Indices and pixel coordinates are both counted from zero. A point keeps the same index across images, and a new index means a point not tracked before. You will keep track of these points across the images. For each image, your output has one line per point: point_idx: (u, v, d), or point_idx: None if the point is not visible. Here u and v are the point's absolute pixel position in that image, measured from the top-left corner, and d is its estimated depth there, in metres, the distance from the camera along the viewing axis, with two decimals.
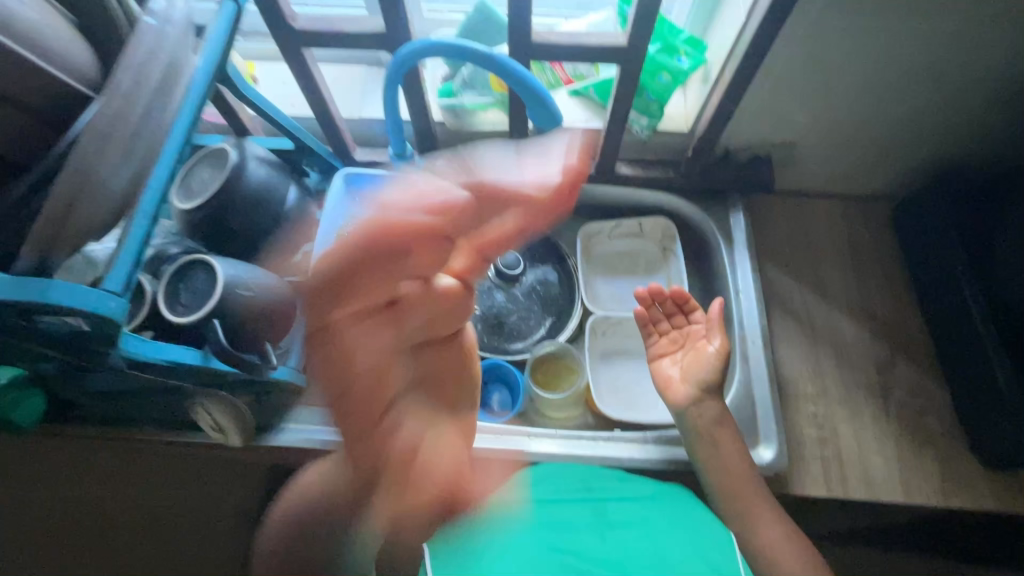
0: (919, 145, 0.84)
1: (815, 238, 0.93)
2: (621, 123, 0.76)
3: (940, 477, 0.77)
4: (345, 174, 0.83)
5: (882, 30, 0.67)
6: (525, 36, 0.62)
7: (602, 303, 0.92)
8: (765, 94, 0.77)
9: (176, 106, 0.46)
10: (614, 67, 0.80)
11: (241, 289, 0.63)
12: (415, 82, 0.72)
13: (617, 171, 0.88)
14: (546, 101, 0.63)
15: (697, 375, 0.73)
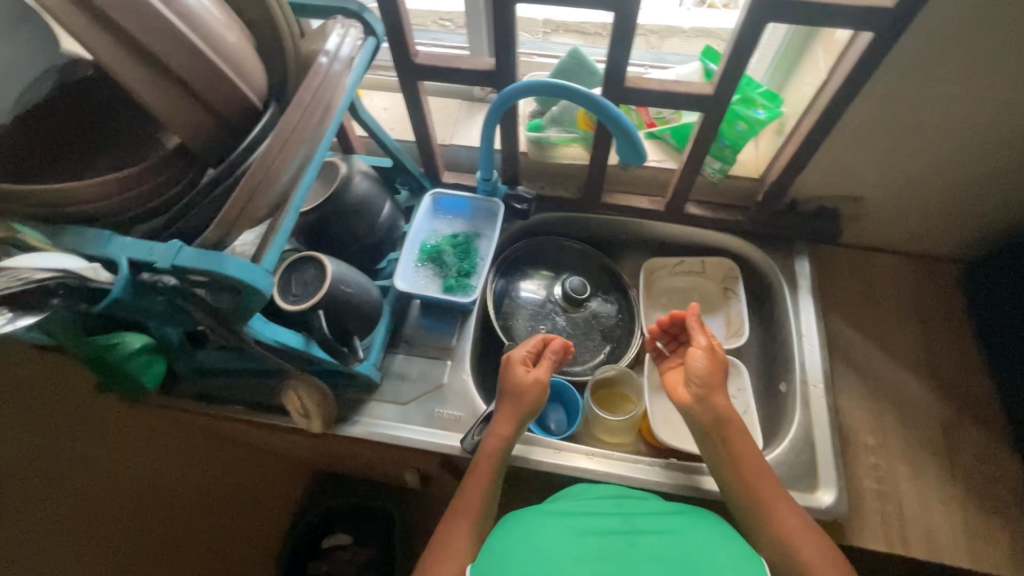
0: (995, 209, 0.85)
1: (880, 292, 0.94)
2: (697, 164, 0.81)
3: (1010, 549, 0.74)
4: (434, 195, 0.92)
5: (966, 96, 0.69)
6: (619, 81, 0.69)
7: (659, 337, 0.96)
8: (840, 147, 0.80)
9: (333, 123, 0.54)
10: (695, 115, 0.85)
11: (343, 286, 0.70)
12: (510, 116, 0.80)
13: (685, 211, 0.93)
14: (635, 139, 0.68)
15: (688, 372, 0.73)
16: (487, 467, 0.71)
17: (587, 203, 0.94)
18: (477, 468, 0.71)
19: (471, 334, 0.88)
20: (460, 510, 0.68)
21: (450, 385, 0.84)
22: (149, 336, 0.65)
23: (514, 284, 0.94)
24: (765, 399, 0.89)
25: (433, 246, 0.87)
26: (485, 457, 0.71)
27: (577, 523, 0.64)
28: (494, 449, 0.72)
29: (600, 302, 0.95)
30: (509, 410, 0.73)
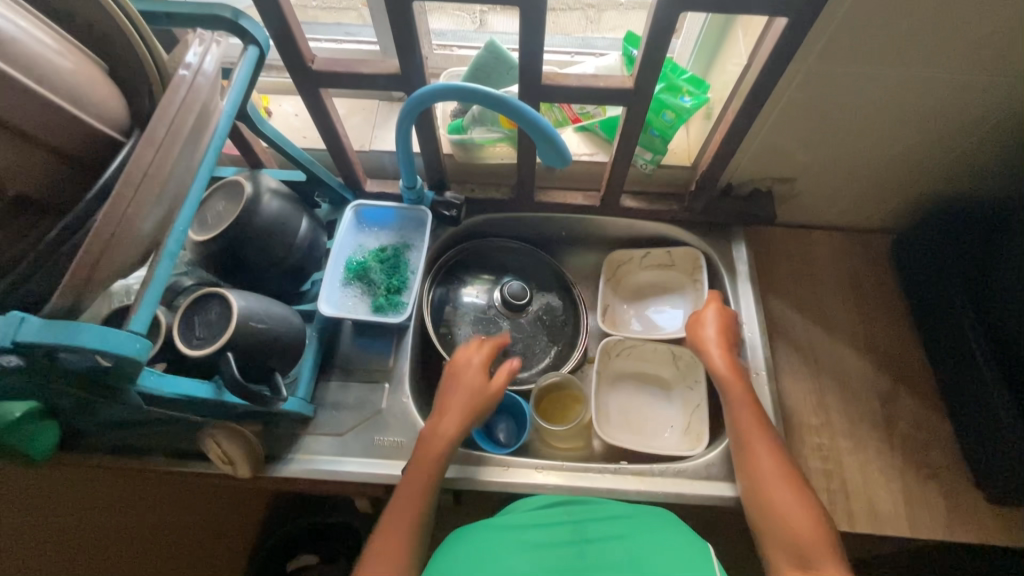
0: (918, 181, 0.86)
1: (816, 270, 0.95)
2: (626, 157, 0.78)
3: (947, 512, 0.76)
4: (356, 207, 0.85)
5: (882, 75, 0.69)
6: (535, 78, 0.64)
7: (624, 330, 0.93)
8: (766, 131, 0.79)
9: (203, 151, 0.48)
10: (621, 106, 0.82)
11: (254, 322, 0.64)
12: (427, 119, 0.74)
13: (621, 204, 0.90)
14: (555, 140, 0.64)
15: (690, 330, 0.81)
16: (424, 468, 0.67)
17: (520, 202, 0.90)
18: (413, 469, 0.68)
19: (409, 351, 0.84)
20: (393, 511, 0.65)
21: (390, 410, 0.79)
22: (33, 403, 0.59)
23: (453, 291, 0.90)
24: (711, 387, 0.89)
25: (358, 263, 0.82)
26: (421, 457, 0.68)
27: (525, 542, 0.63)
28: (438, 450, 0.68)
29: (540, 299, 0.92)
30: (455, 413, 0.71)
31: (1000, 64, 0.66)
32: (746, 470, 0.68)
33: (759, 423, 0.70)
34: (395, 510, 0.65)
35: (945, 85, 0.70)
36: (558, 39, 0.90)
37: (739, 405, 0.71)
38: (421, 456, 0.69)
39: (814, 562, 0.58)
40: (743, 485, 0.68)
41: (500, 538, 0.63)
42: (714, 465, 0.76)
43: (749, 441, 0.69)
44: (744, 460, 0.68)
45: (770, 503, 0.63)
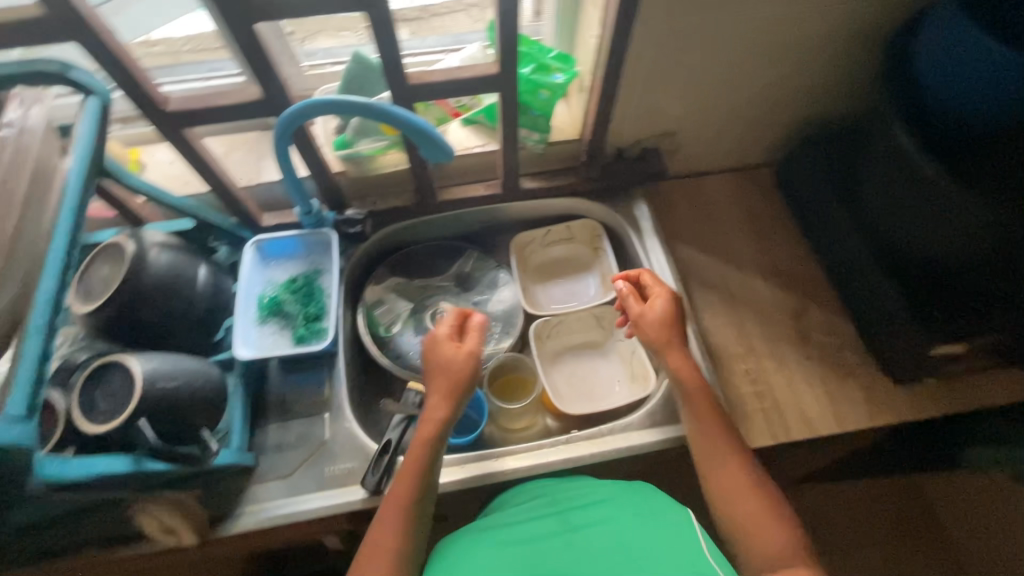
0: (782, 112, 0.93)
1: (714, 212, 1.01)
2: (513, 140, 0.80)
3: (865, 403, 0.84)
4: (255, 243, 0.83)
5: (719, 22, 0.74)
6: (400, 78, 0.65)
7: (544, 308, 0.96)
8: (636, 92, 0.83)
9: (51, 218, 0.47)
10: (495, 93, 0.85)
11: (162, 382, 0.61)
12: (307, 140, 0.73)
13: (522, 187, 0.92)
14: (434, 135, 0.65)
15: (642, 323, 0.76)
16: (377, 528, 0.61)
17: (424, 205, 0.90)
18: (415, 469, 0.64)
19: (345, 375, 0.82)
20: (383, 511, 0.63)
21: (335, 439, 0.77)
22: None
23: (402, 303, 0.92)
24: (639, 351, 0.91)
25: (270, 299, 0.80)
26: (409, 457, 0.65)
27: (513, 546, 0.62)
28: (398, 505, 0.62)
29: (470, 295, 0.95)
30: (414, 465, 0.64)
31: None
32: (701, 449, 0.67)
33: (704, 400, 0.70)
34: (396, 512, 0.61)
35: (776, 22, 0.76)
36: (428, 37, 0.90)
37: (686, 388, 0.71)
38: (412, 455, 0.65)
39: (767, 534, 0.59)
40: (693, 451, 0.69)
41: (483, 553, 0.62)
42: (655, 413, 0.80)
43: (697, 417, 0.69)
44: (703, 442, 0.67)
45: (722, 479, 0.64)
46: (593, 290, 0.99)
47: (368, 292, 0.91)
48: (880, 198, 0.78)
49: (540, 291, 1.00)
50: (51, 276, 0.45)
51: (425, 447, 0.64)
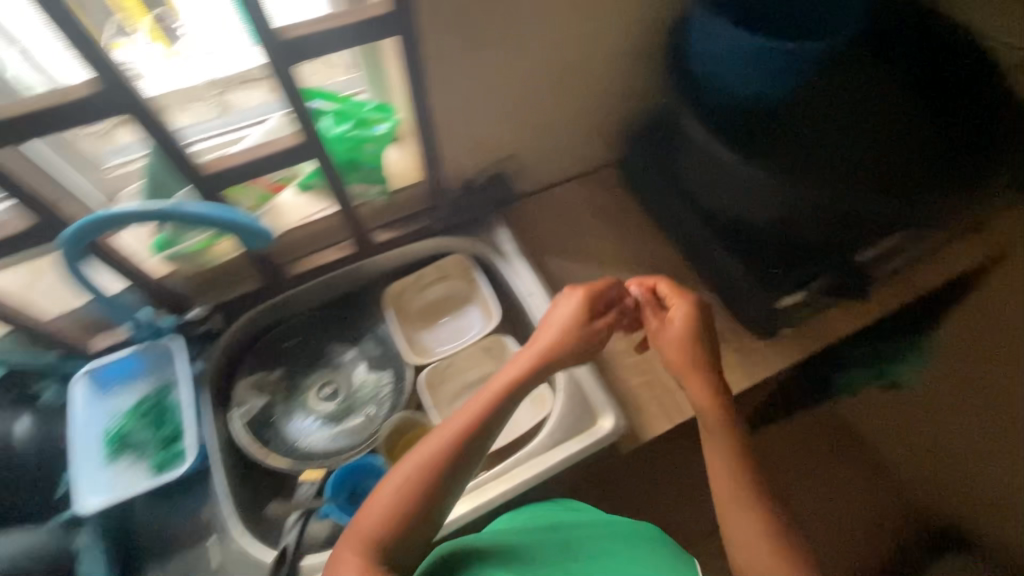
0: (608, 116, 0.98)
1: (574, 218, 1.04)
2: (345, 200, 0.78)
3: (741, 364, 0.90)
4: (84, 374, 0.74)
5: (513, 51, 0.77)
6: (191, 168, 0.64)
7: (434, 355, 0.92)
8: (459, 127, 0.84)
9: None
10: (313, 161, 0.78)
11: None
12: (110, 251, 0.67)
13: (376, 241, 0.89)
14: (249, 227, 0.66)
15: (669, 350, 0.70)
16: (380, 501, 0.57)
17: (276, 283, 0.85)
18: (444, 434, 0.60)
19: (224, 487, 0.72)
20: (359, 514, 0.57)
21: (224, 564, 0.69)
22: None
23: (280, 388, 0.87)
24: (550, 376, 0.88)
25: (115, 432, 0.72)
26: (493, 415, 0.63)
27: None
28: (419, 474, 0.58)
29: (351, 361, 0.90)
30: (449, 434, 0.60)
31: (592, 8, 0.78)
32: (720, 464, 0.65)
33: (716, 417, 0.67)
34: (402, 471, 0.58)
35: (568, 38, 0.80)
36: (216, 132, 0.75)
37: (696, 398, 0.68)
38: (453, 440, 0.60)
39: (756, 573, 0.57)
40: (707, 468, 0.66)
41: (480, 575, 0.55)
42: (555, 432, 0.80)
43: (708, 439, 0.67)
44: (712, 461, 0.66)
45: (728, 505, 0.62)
46: (478, 323, 0.95)
47: (236, 390, 0.84)
48: (704, 185, 0.83)
49: (425, 338, 0.94)
50: None
51: (481, 413, 0.62)
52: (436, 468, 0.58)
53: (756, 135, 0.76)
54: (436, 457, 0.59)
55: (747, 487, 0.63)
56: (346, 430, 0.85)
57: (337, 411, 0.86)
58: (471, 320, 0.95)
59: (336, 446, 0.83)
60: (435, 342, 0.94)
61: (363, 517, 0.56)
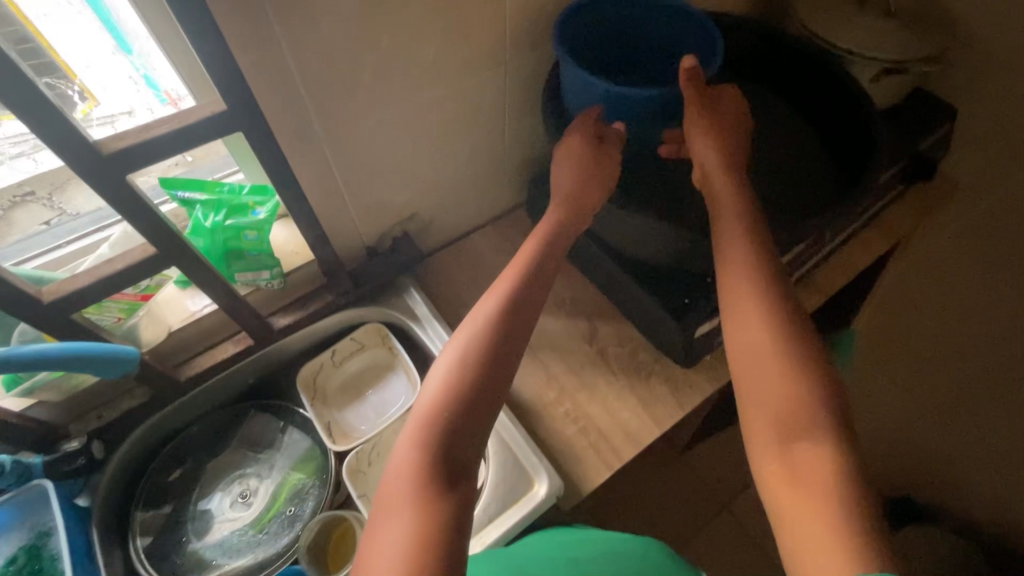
0: (506, 161, 0.97)
1: (489, 267, 1.01)
2: (228, 295, 0.72)
3: (671, 394, 0.89)
4: None
5: (389, 119, 0.74)
6: (29, 301, 0.55)
7: (359, 435, 0.85)
8: (347, 198, 0.80)
9: None
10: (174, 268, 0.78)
11: None
12: None
13: (276, 327, 0.84)
14: (112, 355, 0.60)
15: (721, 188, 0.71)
16: (388, 508, 0.57)
17: (167, 392, 0.78)
18: (415, 421, 0.62)
19: None
20: (396, 463, 0.60)
21: None
22: None
23: (190, 504, 0.79)
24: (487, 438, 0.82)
25: None
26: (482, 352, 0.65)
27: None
28: (406, 466, 0.59)
29: (266, 458, 0.83)
30: (416, 422, 0.62)
31: (467, 66, 0.76)
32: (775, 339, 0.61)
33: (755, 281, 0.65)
34: (394, 473, 0.59)
35: (445, 99, 0.78)
36: (81, 204, 0.75)
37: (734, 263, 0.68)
38: (457, 379, 0.63)
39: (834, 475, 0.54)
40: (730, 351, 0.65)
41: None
42: (490, 505, 0.77)
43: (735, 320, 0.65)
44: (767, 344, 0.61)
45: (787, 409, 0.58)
46: (402, 393, 0.88)
47: (135, 517, 0.76)
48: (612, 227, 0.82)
49: (347, 418, 0.87)
50: None
51: (440, 393, 0.62)
52: (420, 457, 0.59)
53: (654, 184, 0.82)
54: (423, 446, 0.60)
55: (797, 408, 0.57)
56: (267, 539, 0.77)
57: (256, 519, 0.79)
58: (395, 391, 0.89)
59: (256, 561, 0.76)
60: (359, 420, 0.87)
61: (373, 530, 0.56)
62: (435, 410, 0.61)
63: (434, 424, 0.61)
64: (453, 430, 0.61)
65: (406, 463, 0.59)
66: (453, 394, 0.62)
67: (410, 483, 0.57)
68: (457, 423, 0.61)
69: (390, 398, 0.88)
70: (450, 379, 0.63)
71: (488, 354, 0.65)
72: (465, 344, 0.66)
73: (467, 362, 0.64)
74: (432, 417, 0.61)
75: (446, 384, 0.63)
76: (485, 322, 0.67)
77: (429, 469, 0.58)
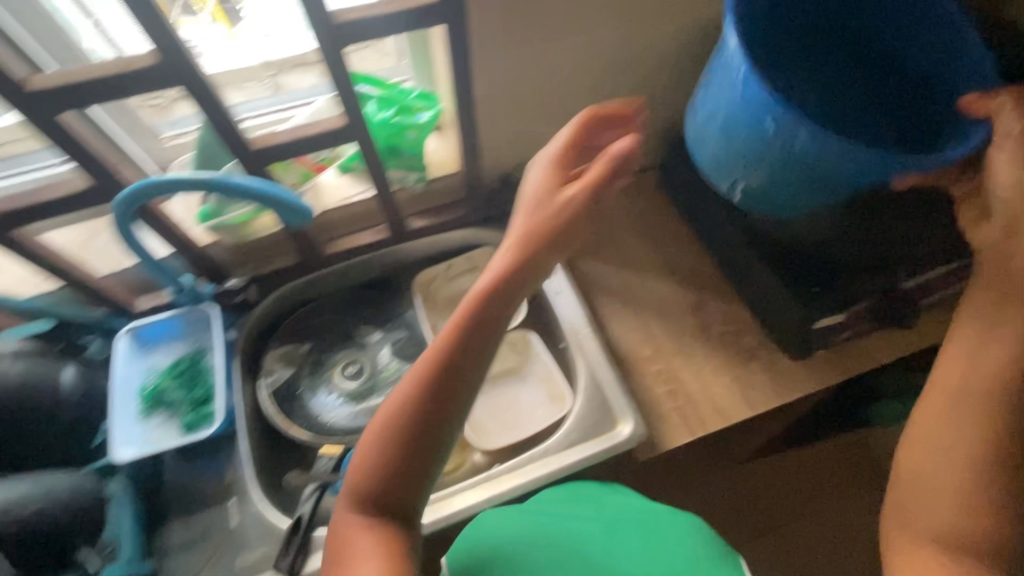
0: (651, 119, 0.96)
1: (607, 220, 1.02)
2: (385, 185, 0.79)
3: (770, 382, 0.87)
4: (128, 331, 0.78)
5: (563, 48, 0.76)
6: (241, 144, 0.64)
7: None
8: (502, 120, 0.84)
9: None
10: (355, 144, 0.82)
11: (31, 505, 0.63)
12: (161, 218, 0.70)
13: (410, 227, 0.91)
14: (291, 203, 0.66)
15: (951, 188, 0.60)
16: (355, 529, 0.50)
17: (311, 261, 0.88)
18: (382, 421, 0.51)
19: (249, 455, 0.77)
20: (357, 462, 0.52)
21: (245, 524, 0.72)
22: None
23: (309, 365, 0.89)
24: (588, 376, 0.84)
25: (151, 388, 0.75)
26: (480, 338, 0.52)
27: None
28: (375, 484, 0.51)
29: (379, 342, 0.92)
30: (384, 420, 0.51)
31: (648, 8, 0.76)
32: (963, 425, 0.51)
33: (994, 377, 0.51)
34: (359, 482, 0.51)
35: (614, 39, 0.78)
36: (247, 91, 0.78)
37: (964, 374, 0.52)
38: (427, 381, 0.50)
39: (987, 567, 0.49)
40: (906, 446, 0.55)
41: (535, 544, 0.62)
42: (572, 433, 0.80)
43: (941, 429, 0.52)
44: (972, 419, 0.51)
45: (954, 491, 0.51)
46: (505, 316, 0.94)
47: (266, 357, 0.88)
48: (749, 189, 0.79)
49: None
50: None
51: (415, 398, 0.50)
52: (387, 471, 0.51)
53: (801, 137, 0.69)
54: (391, 457, 0.50)
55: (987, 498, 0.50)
56: (369, 411, 0.86)
57: (364, 391, 0.88)
58: None
59: (360, 425, 0.85)
60: None
61: (340, 544, 0.50)
62: (417, 407, 0.50)
63: (410, 433, 0.50)
64: (422, 439, 0.50)
65: (375, 477, 0.51)
66: (435, 391, 0.50)
67: (376, 504, 0.51)
68: (418, 446, 0.51)
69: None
70: (436, 370, 0.51)
71: (474, 349, 0.51)
72: (455, 333, 0.51)
73: (461, 353, 0.51)
74: (407, 425, 0.50)
75: (433, 380, 0.50)
76: (481, 299, 0.52)
77: (402, 485, 0.51)
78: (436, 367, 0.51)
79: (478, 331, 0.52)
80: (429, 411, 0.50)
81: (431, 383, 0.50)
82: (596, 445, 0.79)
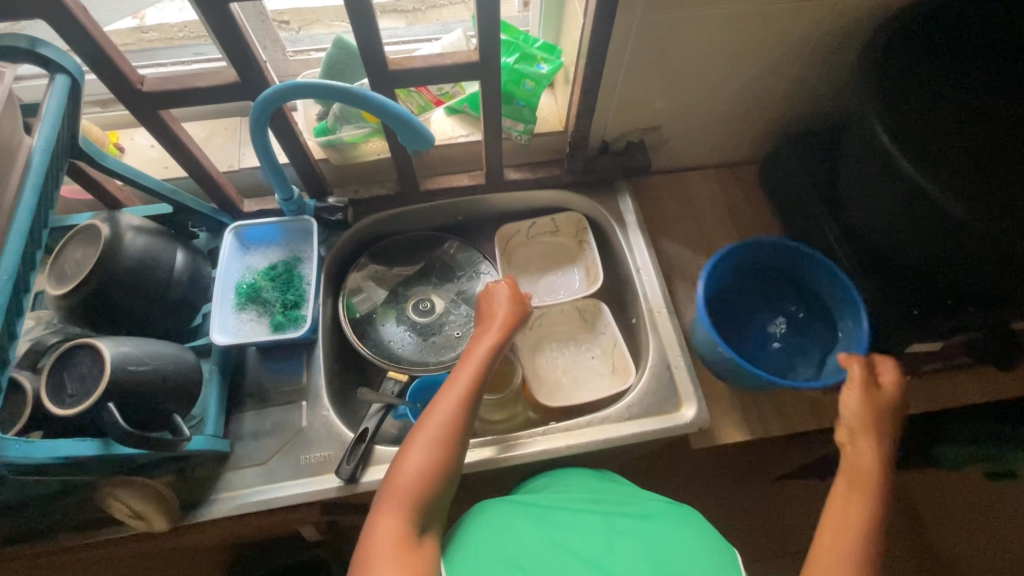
0: (770, 109, 0.92)
1: (698, 204, 1.00)
2: (496, 130, 0.80)
3: None
4: (235, 229, 0.83)
5: (703, 19, 0.74)
6: (378, 63, 0.65)
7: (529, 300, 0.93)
8: (620, 83, 0.83)
9: (23, 205, 0.52)
10: (476, 82, 0.85)
11: (133, 365, 0.61)
12: (285, 125, 0.72)
13: (506, 178, 0.91)
14: (415, 125, 0.65)
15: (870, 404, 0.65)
16: (377, 533, 0.56)
17: (406, 194, 0.90)
18: (412, 441, 0.62)
19: (323, 364, 0.82)
20: (401, 471, 0.61)
21: (312, 426, 0.77)
22: (93, 445, 0.57)
23: (385, 294, 0.92)
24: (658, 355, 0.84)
25: (248, 285, 0.80)
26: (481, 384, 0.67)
27: (551, 538, 0.63)
28: (405, 491, 0.59)
29: (453, 285, 0.94)
30: (421, 439, 0.62)
31: None
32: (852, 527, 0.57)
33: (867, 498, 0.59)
34: (389, 497, 0.59)
35: (759, 17, 0.74)
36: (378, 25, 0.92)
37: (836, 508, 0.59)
38: (446, 409, 0.64)
39: None
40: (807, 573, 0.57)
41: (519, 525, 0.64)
42: (634, 406, 0.80)
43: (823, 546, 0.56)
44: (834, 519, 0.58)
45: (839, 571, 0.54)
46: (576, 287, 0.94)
47: (348, 279, 0.91)
48: (863, 205, 0.75)
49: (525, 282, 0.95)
50: (11, 271, 0.49)
51: (440, 423, 0.63)
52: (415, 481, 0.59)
53: (929, 151, 0.66)
54: (418, 472, 0.60)
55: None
56: (434, 347, 0.89)
57: (433, 328, 0.91)
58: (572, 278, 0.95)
59: (425, 358, 0.88)
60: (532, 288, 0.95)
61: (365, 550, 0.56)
62: (438, 428, 0.63)
63: (439, 451, 0.61)
64: (442, 457, 0.61)
65: (411, 483, 0.59)
66: (454, 416, 0.63)
67: (401, 514, 0.58)
68: (439, 464, 0.61)
69: (564, 283, 0.94)
70: (454, 404, 0.64)
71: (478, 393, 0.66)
72: (471, 375, 0.67)
73: (466, 392, 0.65)
74: (434, 440, 0.62)
75: (453, 406, 0.64)
76: (476, 359, 0.68)
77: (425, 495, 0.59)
78: (443, 399, 0.65)
79: (479, 378, 0.67)
80: (449, 435, 0.62)
81: (452, 409, 0.64)
82: (659, 424, 0.78)
